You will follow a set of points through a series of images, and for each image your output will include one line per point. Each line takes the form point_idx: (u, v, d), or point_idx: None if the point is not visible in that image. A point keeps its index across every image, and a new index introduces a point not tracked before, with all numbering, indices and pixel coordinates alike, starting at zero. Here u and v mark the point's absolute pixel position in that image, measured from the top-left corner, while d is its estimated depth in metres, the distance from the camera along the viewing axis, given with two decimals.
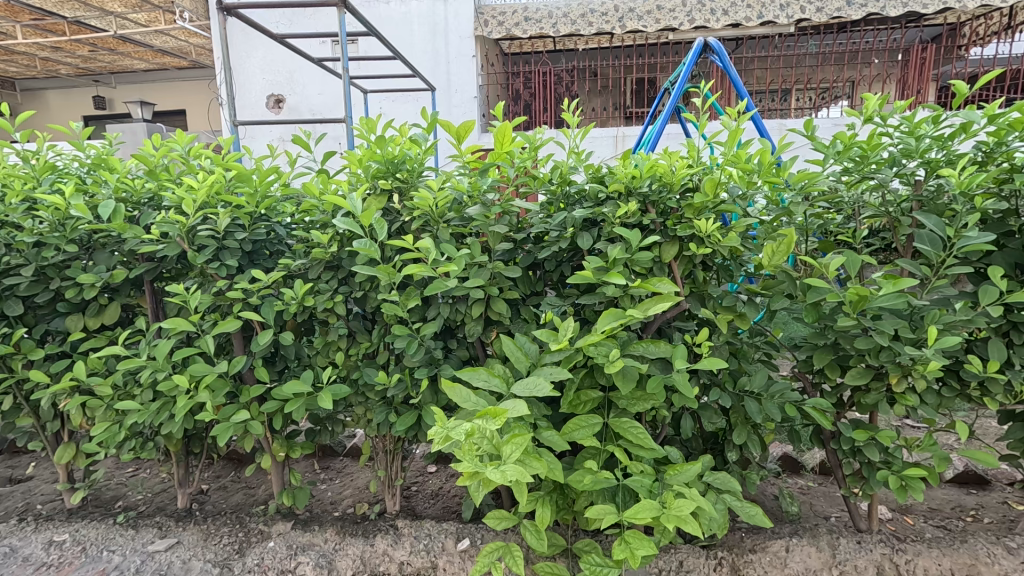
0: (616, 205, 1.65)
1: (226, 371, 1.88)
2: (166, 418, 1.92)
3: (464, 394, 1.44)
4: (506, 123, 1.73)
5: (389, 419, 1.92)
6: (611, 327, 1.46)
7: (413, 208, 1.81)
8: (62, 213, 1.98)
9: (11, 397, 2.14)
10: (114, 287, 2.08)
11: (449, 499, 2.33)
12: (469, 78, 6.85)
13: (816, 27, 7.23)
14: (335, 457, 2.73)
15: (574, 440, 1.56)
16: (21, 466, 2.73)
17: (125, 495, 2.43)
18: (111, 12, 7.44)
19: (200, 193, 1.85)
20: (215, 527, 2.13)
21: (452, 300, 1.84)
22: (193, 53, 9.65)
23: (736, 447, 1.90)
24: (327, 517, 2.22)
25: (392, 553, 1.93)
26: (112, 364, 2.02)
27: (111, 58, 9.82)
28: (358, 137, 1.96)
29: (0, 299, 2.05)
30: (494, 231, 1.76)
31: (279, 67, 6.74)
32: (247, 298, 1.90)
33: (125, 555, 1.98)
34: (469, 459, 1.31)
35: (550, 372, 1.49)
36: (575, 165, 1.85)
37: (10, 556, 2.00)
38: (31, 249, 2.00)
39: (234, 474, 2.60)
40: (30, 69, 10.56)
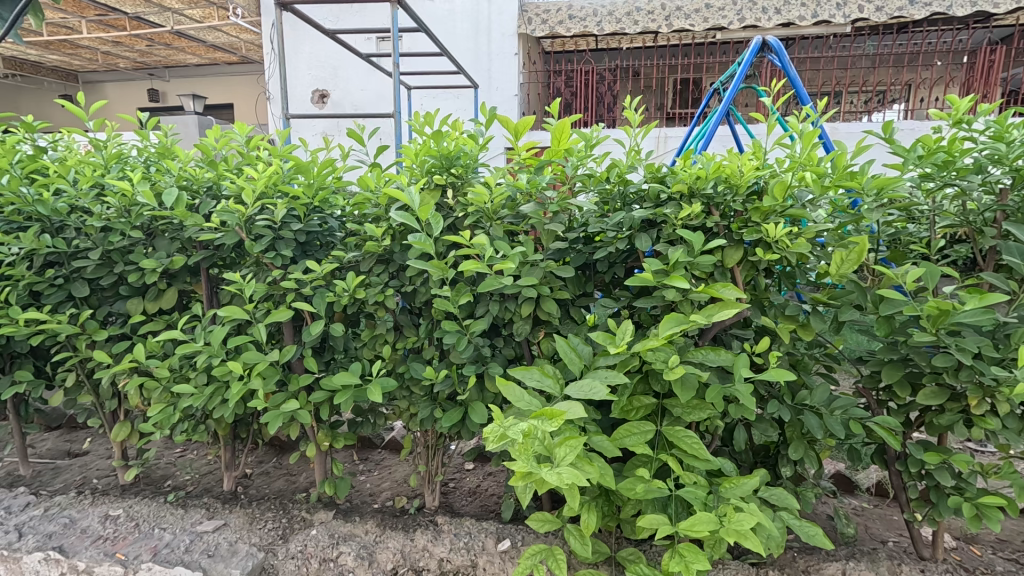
0: (678, 206, 1.60)
1: (278, 360, 1.90)
2: (218, 402, 1.97)
3: (518, 393, 1.41)
4: (565, 120, 1.70)
5: (434, 414, 1.91)
6: (672, 332, 1.42)
7: (467, 204, 1.80)
8: (128, 200, 2.05)
9: (73, 375, 2.23)
10: (172, 273, 2.14)
11: (487, 498, 2.31)
12: (510, 76, 6.83)
13: (874, 27, 6.92)
14: (374, 449, 2.75)
15: (625, 446, 1.52)
16: (79, 441, 2.85)
17: (174, 475, 2.51)
18: (169, 8, 7.73)
19: (260, 184, 1.89)
20: (259, 512, 2.17)
21: (501, 298, 1.81)
22: (243, 49, 9.95)
23: (790, 463, 1.82)
24: (367, 509, 2.24)
25: (432, 549, 1.93)
26: (169, 348, 2.08)
27: (167, 53, 10.21)
28: (414, 131, 1.96)
29: (68, 281, 2.14)
30: (549, 229, 1.73)
31: (326, 63, 6.87)
32: (300, 289, 1.93)
33: (175, 533, 2.04)
34: (524, 459, 1.29)
35: (605, 375, 1.45)
36: (632, 165, 1.81)
37: (70, 527, 2.09)
38: (99, 234, 2.08)
39: (276, 460, 2.65)
40: (92, 63, 11.08)
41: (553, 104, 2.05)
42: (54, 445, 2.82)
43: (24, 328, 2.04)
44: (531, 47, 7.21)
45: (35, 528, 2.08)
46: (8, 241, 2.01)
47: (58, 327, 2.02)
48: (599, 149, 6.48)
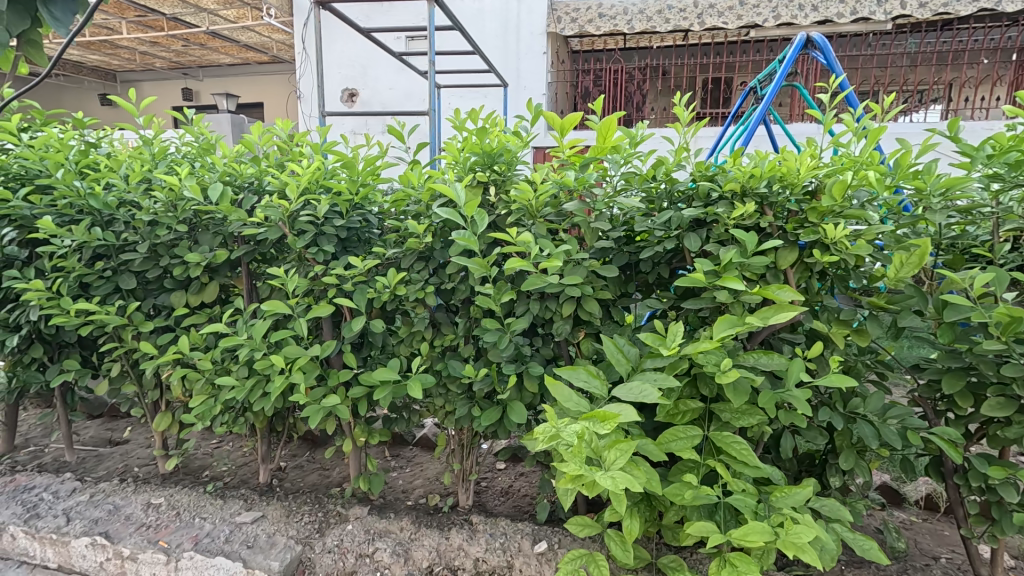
0: (730, 205, 1.57)
1: (318, 355, 1.91)
2: (259, 396, 1.99)
3: (566, 393, 1.39)
4: (613, 117, 1.67)
5: (471, 413, 1.90)
6: (726, 334, 1.38)
7: (510, 201, 1.78)
8: (175, 194, 2.09)
9: (118, 365, 2.28)
10: (214, 267, 2.17)
11: (520, 499, 2.29)
12: (539, 75, 6.81)
13: (915, 24, 6.69)
14: (405, 446, 2.76)
15: (671, 450, 1.48)
16: (119, 430, 2.92)
17: (211, 466, 2.55)
18: (205, 9, 7.90)
19: (304, 180, 1.91)
20: (296, 505, 2.19)
21: (541, 297, 1.79)
22: (275, 48, 10.12)
23: (839, 473, 1.75)
24: (400, 505, 2.24)
25: (467, 549, 1.91)
26: (211, 341, 2.11)
27: (201, 52, 10.44)
28: (457, 128, 1.95)
29: (116, 273, 2.19)
30: (594, 228, 1.70)
31: (355, 62, 6.94)
32: (341, 284, 1.93)
33: (215, 524, 2.07)
34: (575, 462, 1.27)
35: (655, 377, 1.41)
36: (679, 163, 1.77)
37: (114, 513, 2.13)
38: (146, 228, 2.12)
39: (309, 455, 2.67)
40: (130, 62, 11.40)
41: (597, 102, 2.03)
42: (97, 432, 2.89)
43: (74, 318, 2.10)
44: (559, 47, 7.15)
45: (82, 513, 2.14)
46: (62, 233, 2.06)
47: (107, 318, 2.06)
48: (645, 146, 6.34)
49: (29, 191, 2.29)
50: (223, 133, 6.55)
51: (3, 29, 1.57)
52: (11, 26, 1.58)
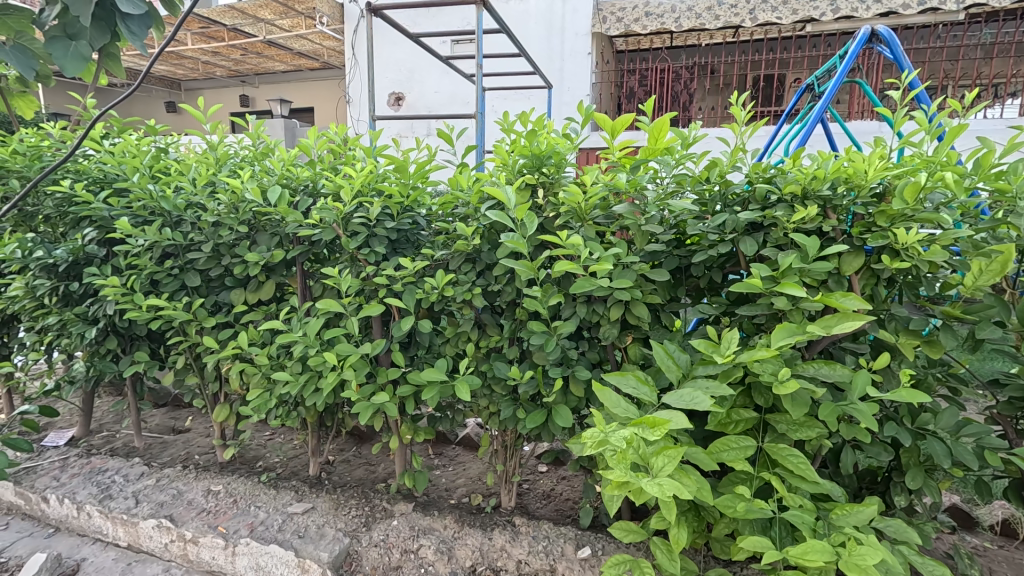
0: (790, 208, 1.52)
1: (368, 353, 1.96)
2: (312, 391, 2.05)
3: (614, 399, 1.37)
4: (666, 118, 1.64)
5: (516, 415, 1.90)
6: (785, 343, 1.33)
7: (559, 204, 1.77)
8: (237, 197, 2.19)
9: (183, 358, 2.41)
10: (271, 266, 2.25)
11: (563, 502, 2.28)
12: (583, 76, 6.75)
13: (991, 13, 6.21)
14: (448, 444, 2.80)
15: (722, 460, 1.44)
16: (182, 419, 3.09)
17: (265, 457, 2.66)
18: (262, 19, 8.25)
19: (358, 183, 1.96)
20: (344, 498, 2.25)
21: (589, 300, 1.77)
22: (326, 55, 10.46)
23: (904, 491, 1.65)
24: (444, 503, 2.27)
25: (510, 550, 1.92)
26: (268, 337, 2.20)
27: (258, 61, 10.93)
28: (506, 131, 1.96)
29: (183, 271, 2.32)
30: (645, 230, 1.67)
31: (402, 67, 7.10)
32: (391, 285, 1.98)
33: (269, 512, 2.16)
34: (621, 468, 1.24)
35: (707, 385, 1.37)
36: (734, 164, 1.72)
37: (177, 498, 2.26)
38: (210, 229, 2.23)
39: (356, 449, 2.75)
40: (194, 72, 12.08)
41: (647, 102, 2.00)
42: (162, 420, 3.08)
43: (146, 313, 2.23)
44: (604, 47, 7.05)
45: (149, 496, 2.28)
46: (136, 233, 2.20)
47: (174, 313, 2.19)
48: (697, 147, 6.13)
49: (108, 194, 2.47)
50: (279, 137, 6.89)
51: (87, 43, 1.73)
52: (94, 40, 1.73)
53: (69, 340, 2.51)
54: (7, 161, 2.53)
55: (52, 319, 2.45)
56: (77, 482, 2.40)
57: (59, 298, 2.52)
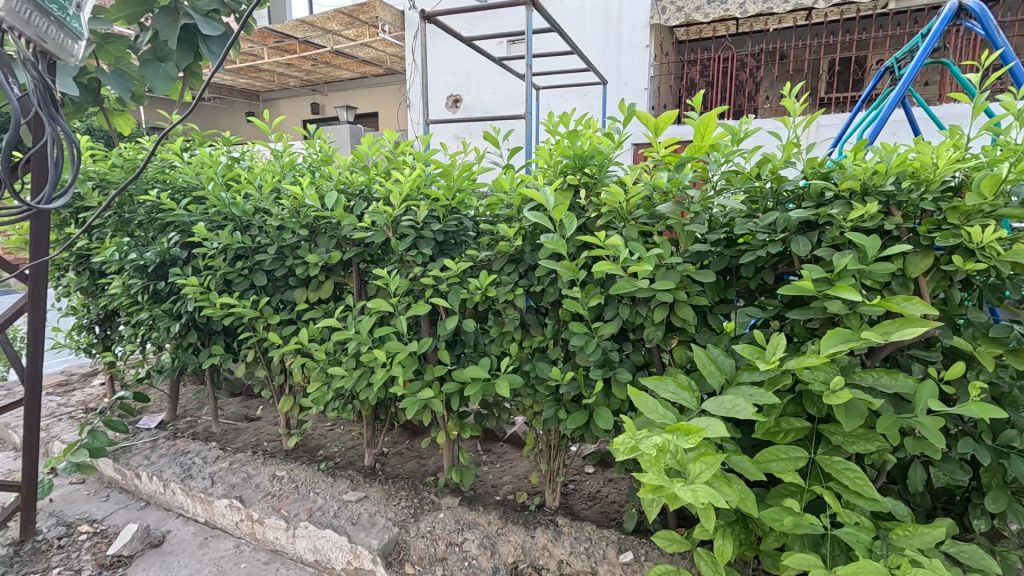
0: (847, 206, 1.43)
1: (416, 350, 2.04)
2: (364, 385, 2.16)
3: (651, 404, 1.34)
4: (712, 114, 1.59)
5: (558, 415, 1.91)
6: (837, 349, 1.25)
7: (600, 204, 1.75)
8: (298, 202, 2.34)
9: (252, 351, 2.60)
10: (330, 267, 2.38)
11: (608, 504, 2.26)
12: (640, 70, 6.58)
13: None
14: (496, 441, 2.84)
15: (770, 471, 1.37)
16: (254, 407, 3.34)
17: (325, 446, 2.82)
18: (330, 31, 8.69)
19: (406, 187, 2.04)
20: (395, 489, 2.35)
21: (632, 301, 1.75)
22: (388, 61, 10.83)
23: (985, 515, 1.50)
24: (489, 499, 2.31)
25: (553, 550, 1.93)
26: (326, 334, 2.33)
27: (326, 70, 11.51)
28: (549, 131, 1.97)
29: (252, 272, 2.50)
30: (689, 231, 1.62)
31: (460, 69, 7.23)
32: (437, 285, 2.04)
33: (326, 499, 2.30)
34: (654, 471, 1.21)
35: (750, 392, 1.32)
36: (788, 159, 1.63)
37: (247, 481, 2.45)
38: (275, 232, 2.40)
39: (409, 442, 2.85)
40: (270, 83, 12.92)
41: (696, 97, 1.93)
42: (237, 409, 3.34)
43: (220, 310, 2.44)
44: (665, 38, 6.79)
45: (223, 478, 2.49)
46: (211, 237, 2.42)
47: (244, 310, 2.38)
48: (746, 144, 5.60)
49: (188, 201, 2.71)
50: (344, 142, 7.26)
51: (174, 64, 2.10)
52: (179, 61, 2.10)
53: (157, 334, 2.79)
54: (107, 173, 2.85)
55: (144, 315, 2.73)
56: (164, 461, 2.66)
57: (149, 296, 2.79)
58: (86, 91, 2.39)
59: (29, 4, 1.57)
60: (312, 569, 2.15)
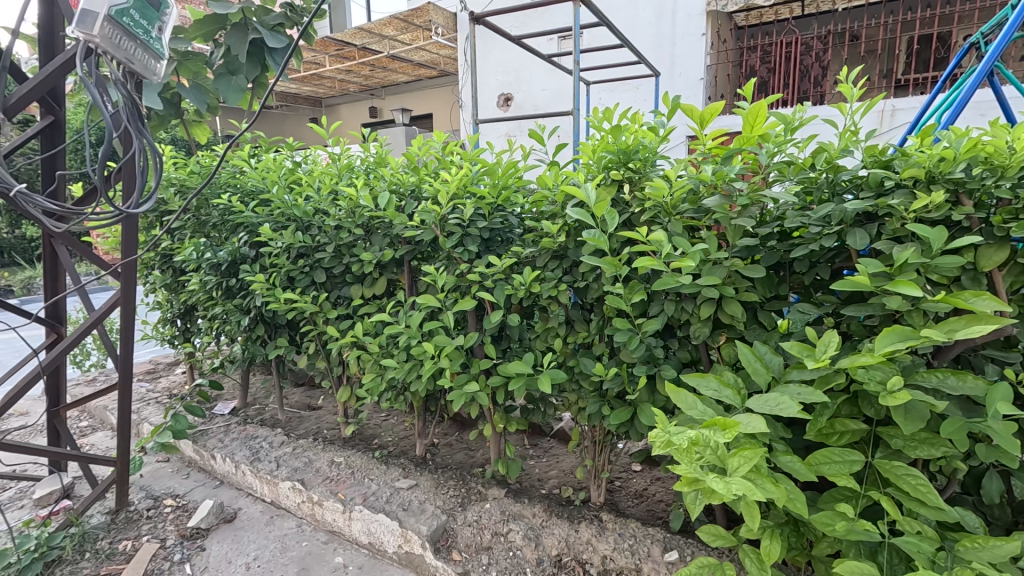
0: (910, 195, 1.35)
1: (462, 345, 2.10)
2: (415, 377, 2.24)
3: (690, 401, 1.33)
4: (761, 103, 1.54)
5: (602, 411, 1.91)
6: (894, 348, 1.18)
7: (644, 199, 1.73)
8: (354, 203, 2.46)
9: (313, 344, 2.76)
10: (383, 265, 2.49)
11: (655, 503, 2.23)
12: (696, 59, 6.34)
13: None
14: (543, 436, 2.87)
15: (822, 474, 1.32)
16: (316, 397, 3.55)
17: (379, 435, 2.96)
18: (386, 36, 8.99)
19: (453, 186, 2.10)
20: (443, 479, 2.43)
21: (677, 297, 1.72)
22: (442, 63, 11.05)
23: None
24: (535, 492, 2.35)
25: (597, 545, 1.94)
26: (379, 328, 2.45)
27: (383, 74, 11.90)
28: (593, 127, 1.96)
29: (312, 269, 2.66)
30: (736, 224, 1.58)
31: (511, 68, 7.28)
32: (483, 281, 2.09)
33: (380, 485, 2.41)
34: (689, 465, 1.19)
35: (799, 391, 1.27)
36: (846, 148, 1.54)
37: (308, 465, 2.61)
38: (333, 232, 2.54)
39: (458, 435, 2.93)
40: (332, 90, 13.53)
41: (747, 86, 1.87)
42: (300, 398, 3.56)
43: (284, 305, 2.61)
44: (723, 25, 6.50)
45: (287, 461, 2.67)
46: (276, 238, 2.60)
47: (305, 305, 2.53)
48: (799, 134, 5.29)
49: (256, 204, 2.91)
50: (399, 144, 7.52)
51: (243, 77, 2.30)
52: (248, 74, 2.30)
53: (230, 327, 3.02)
54: (186, 180, 3.11)
55: (218, 309, 2.97)
56: (236, 444, 2.88)
57: (223, 292, 3.03)
58: (169, 105, 2.62)
59: (120, 29, 1.78)
60: (367, 551, 2.27)
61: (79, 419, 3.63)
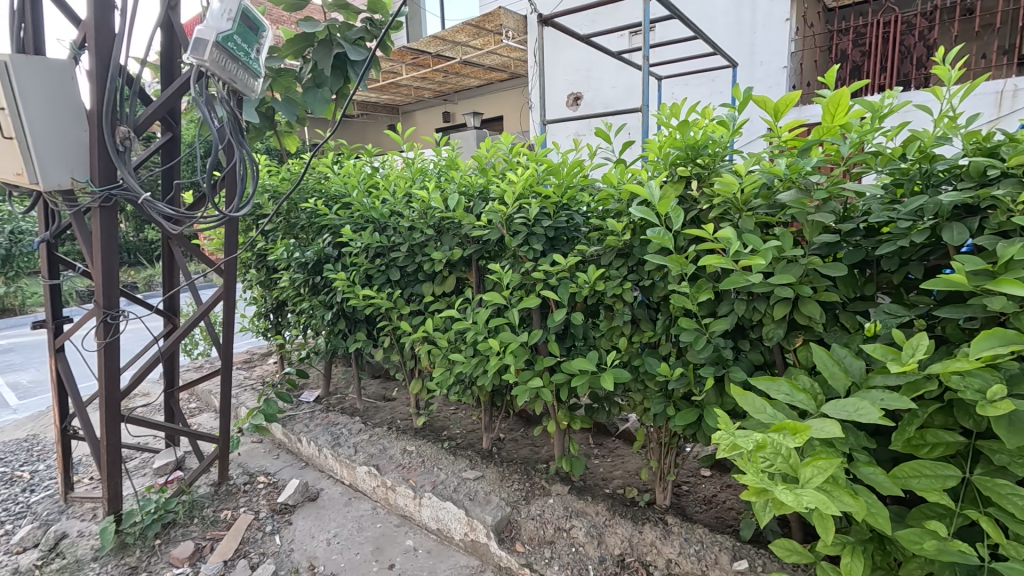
0: (1019, 186, 1.22)
1: (527, 341, 2.14)
2: (481, 372, 2.32)
3: (758, 404, 1.27)
4: (844, 90, 1.45)
5: (667, 412, 1.88)
6: (994, 354, 1.07)
7: (713, 195, 1.68)
8: (425, 205, 2.58)
9: (388, 338, 2.93)
10: (453, 263, 2.59)
11: (724, 510, 2.16)
12: (779, 46, 5.96)
13: None
14: (608, 436, 2.85)
15: (910, 488, 1.22)
16: (390, 389, 3.75)
17: (448, 428, 3.08)
18: (459, 43, 9.25)
19: (519, 186, 2.15)
20: (509, 472, 2.49)
21: (749, 297, 1.65)
22: (512, 66, 11.19)
23: None
24: (599, 491, 2.35)
25: (661, 548, 1.91)
26: (448, 324, 2.55)
27: (456, 79, 12.25)
28: (660, 123, 1.93)
29: (388, 268, 2.82)
30: (814, 220, 1.49)
31: (580, 67, 7.24)
32: (547, 279, 2.12)
33: (448, 474, 2.52)
34: (755, 472, 1.15)
35: (882, 397, 1.19)
36: (944, 135, 1.41)
37: (382, 452, 2.77)
38: (406, 232, 2.67)
39: (523, 430, 2.99)
40: (408, 97, 14.13)
41: (829, 73, 1.76)
42: (376, 389, 3.78)
43: (362, 301, 2.79)
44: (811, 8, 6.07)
45: (364, 448, 2.85)
46: (356, 238, 2.79)
47: (381, 301, 2.70)
48: (888, 122, 4.87)
49: (338, 207, 3.14)
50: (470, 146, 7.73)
51: (328, 89, 2.50)
52: (332, 86, 2.49)
53: (315, 320, 3.27)
54: (278, 186, 3.40)
55: (305, 304, 3.23)
56: (319, 430, 3.11)
57: (309, 288, 3.29)
58: (264, 118, 2.88)
59: (226, 54, 1.99)
60: (435, 536, 2.38)
61: (190, 401, 4.08)
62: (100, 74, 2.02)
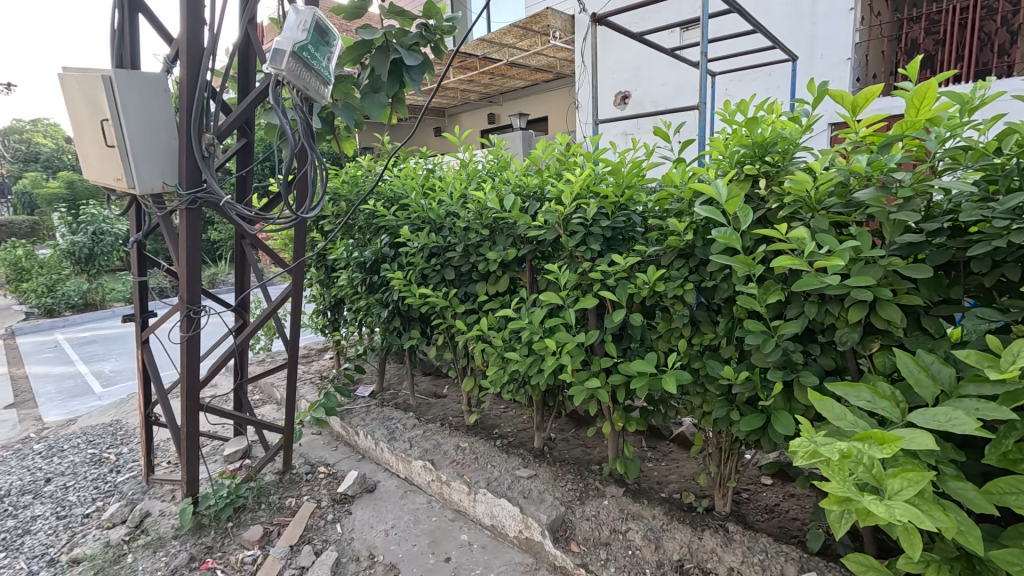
0: None
1: (583, 341, 2.13)
2: (536, 371, 2.33)
3: (837, 411, 1.22)
4: (930, 82, 1.38)
5: (730, 416, 1.84)
6: None
7: (783, 194, 1.63)
8: (481, 205, 2.62)
9: (442, 336, 2.99)
10: (507, 263, 2.62)
11: (788, 521, 2.08)
12: (842, 37, 5.68)
13: None
14: (662, 439, 2.81)
15: (1006, 505, 1.13)
16: (441, 386, 3.82)
17: (499, 426, 3.11)
18: (506, 45, 9.31)
19: (577, 186, 2.15)
20: (562, 472, 2.50)
21: (821, 299, 1.59)
22: (558, 66, 11.16)
23: None
24: (654, 495, 2.32)
25: (722, 555, 1.86)
26: (502, 323, 2.58)
27: (502, 81, 12.33)
28: (724, 121, 1.89)
29: (443, 267, 2.88)
30: (896, 219, 1.42)
31: (630, 65, 7.14)
32: (605, 280, 2.11)
33: (501, 472, 2.55)
34: (838, 480, 1.11)
35: (977, 407, 1.13)
36: None
37: (437, 448, 2.84)
38: (461, 232, 2.72)
39: (574, 431, 2.98)
40: (454, 100, 14.33)
41: (910, 63, 1.67)
42: (428, 386, 3.87)
43: (418, 299, 2.87)
44: None
45: (418, 442, 2.92)
46: (413, 238, 2.87)
47: (436, 299, 2.76)
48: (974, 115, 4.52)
49: (395, 208, 3.23)
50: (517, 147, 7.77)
51: (385, 94, 2.59)
52: (388, 91, 2.57)
53: (371, 318, 3.38)
54: (338, 188, 3.54)
55: (362, 302, 3.34)
56: (375, 424, 3.21)
57: (366, 287, 3.40)
58: (326, 123, 3.00)
59: (302, 64, 2.10)
60: (489, 532, 2.41)
61: (253, 393, 4.29)
62: (190, 85, 2.17)
